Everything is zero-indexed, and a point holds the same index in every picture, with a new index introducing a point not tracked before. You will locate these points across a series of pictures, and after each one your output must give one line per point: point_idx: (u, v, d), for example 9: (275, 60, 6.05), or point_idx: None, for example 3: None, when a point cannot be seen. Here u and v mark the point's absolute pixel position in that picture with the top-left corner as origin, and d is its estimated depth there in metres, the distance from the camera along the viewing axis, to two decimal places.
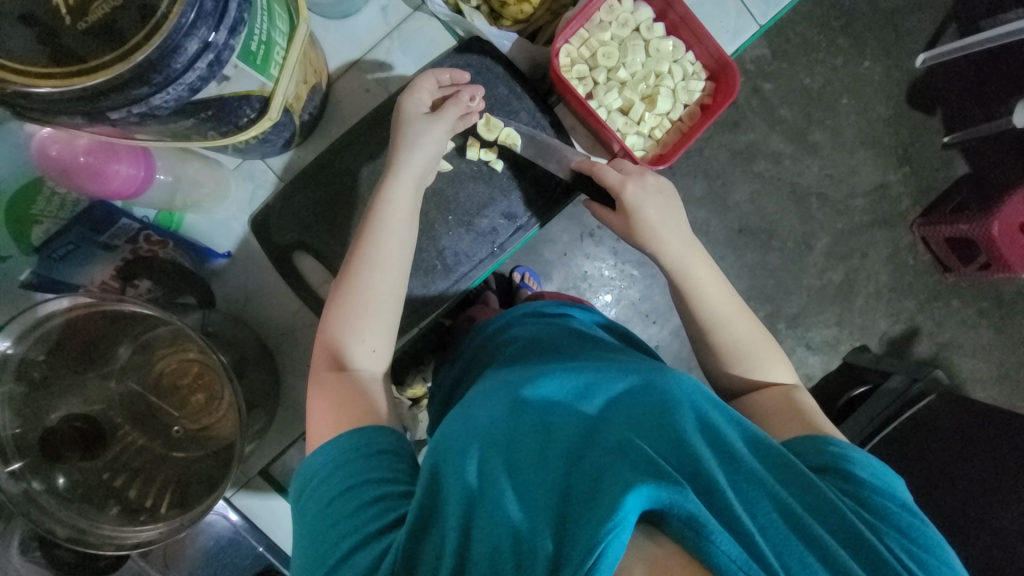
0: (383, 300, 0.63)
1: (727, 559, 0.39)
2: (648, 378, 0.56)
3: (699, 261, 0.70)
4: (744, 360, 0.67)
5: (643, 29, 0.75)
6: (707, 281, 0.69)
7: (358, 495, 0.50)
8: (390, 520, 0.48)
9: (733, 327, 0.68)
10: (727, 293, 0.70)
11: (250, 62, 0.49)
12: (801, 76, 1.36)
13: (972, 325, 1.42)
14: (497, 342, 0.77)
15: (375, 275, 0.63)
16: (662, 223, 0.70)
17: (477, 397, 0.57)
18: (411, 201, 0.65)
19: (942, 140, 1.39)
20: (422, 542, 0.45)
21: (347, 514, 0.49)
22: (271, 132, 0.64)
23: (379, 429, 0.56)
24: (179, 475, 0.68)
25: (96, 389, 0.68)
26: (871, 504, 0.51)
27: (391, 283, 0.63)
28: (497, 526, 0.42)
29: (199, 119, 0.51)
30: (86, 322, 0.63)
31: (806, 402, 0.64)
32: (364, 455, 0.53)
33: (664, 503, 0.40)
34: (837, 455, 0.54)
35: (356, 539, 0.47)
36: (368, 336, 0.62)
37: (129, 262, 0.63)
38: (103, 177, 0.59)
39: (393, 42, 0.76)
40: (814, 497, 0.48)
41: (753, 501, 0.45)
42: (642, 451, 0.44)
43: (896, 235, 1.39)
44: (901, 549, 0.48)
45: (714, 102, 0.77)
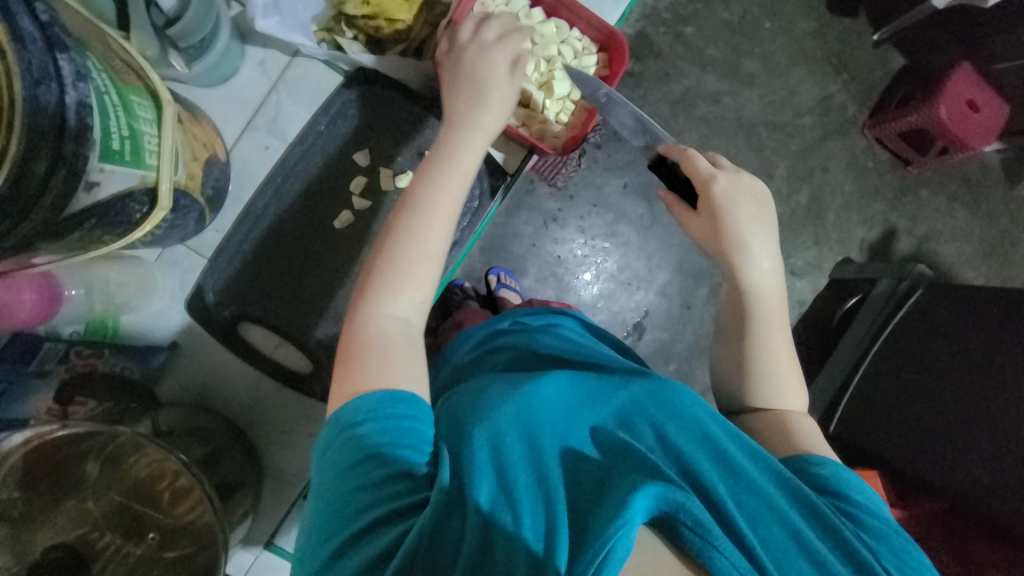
0: (432, 245, 0.57)
1: (730, 566, 0.40)
2: (651, 385, 0.56)
3: (775, 291, 0.66)
4: (765, 385, 0.65)
5: (522, 17, 0.74)
6: (773, 314, 0.65)
7: (384, 463, 0.47)
8: (413, 502, 0.45)
9: (773, 352, 0.65)
10: (782, 329, 0.66)
11: (117, 160, 0.49)
12: (720, 11, 1.35)
13: (946, 211, 1.42)
14: (484, 350, 0.76)
15: (429, 233, 0.57)
16: (755, 239, 0.65)
17: (493, 387, 0.57)
18: (470, 159, 0.60)
19: (873, 39, 1.38)
20: (440, 534, 0.42)
21: (371, 480, 0.47)
22: (176, 216, 0.63)
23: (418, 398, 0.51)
24: (179, 574, 0.64)
25: (66, 519, 0.64)
26: (865, 525, 0.50)
27: (445, 238, 0.59)
28: (518, 519, 0.42)
29: (84, 230, 0.50)
30: (49, 447, 0.64)
31: (812, 429, 0.62)
32: (400, 417, 0.49)
33: (670, 509, 0.41)
34: (828, 479, 0.54)
35: (375, 513, 0.45)
36: (416, 287, 0.57)
37: (67, 383, 0.63)
38: (10, 310, 0.57)
39: (279, 94, 0.75)
40: (813, 504, 0.48)
41: (754, 512, 0.46)
42: (646, 459, 0.46)
43: (851, 143, 1.39)
44: (892, 565, 0.48)
45: (610, 73, 0.76)
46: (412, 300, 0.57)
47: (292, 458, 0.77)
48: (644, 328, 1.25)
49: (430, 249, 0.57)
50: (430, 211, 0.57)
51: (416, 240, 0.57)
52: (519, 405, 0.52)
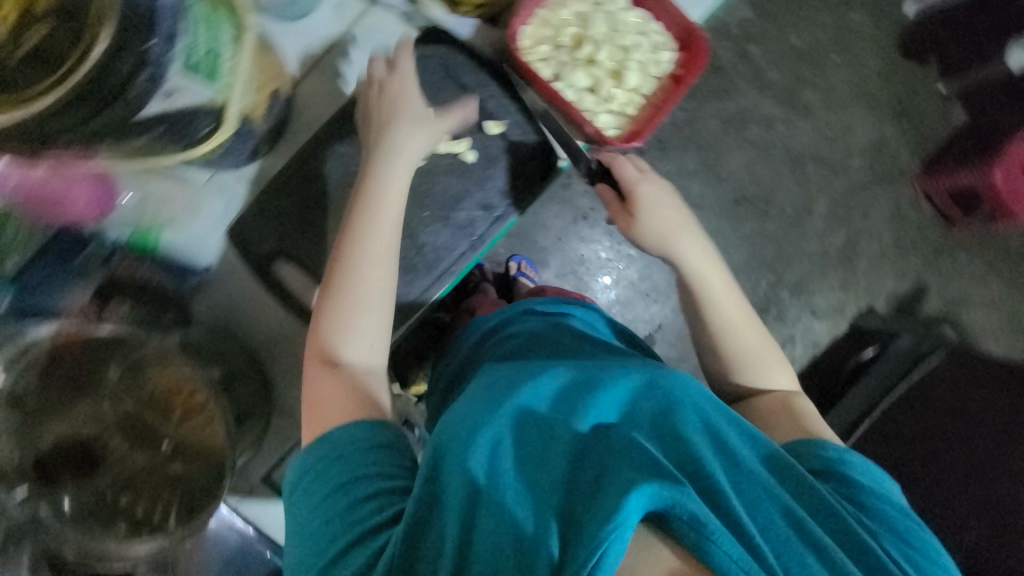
0: (379, 287, 0.64)
1: (727, 559, 0.41)
2: (651, 375, 0.55)
3: (715, 269, 0.71)
4: (744, 366, 0.68)
5: (605, 4, 0.74)
6: (725, 292, 0.70)
7: (353, 491, 0.52)
8: (387, 516, 0.49)
9: (743, 334, 0.69)
10: (744, 309, 0.70)
11: (195, 74, 0.51)
12: (788, 36, 1.32)
13: (981, 279, 1.39)
14: (495, 339, 0.76)
15: (368, 277, 0.64)
16: (668, 221, 0.71)
17: (484, 383, 0.57)
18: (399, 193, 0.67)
19: (938, 90, 1.35)
20: (419, 540, 0.46)
21: (347, 506, 0.51)
22: (234, 143, 0.64)
23: (374, 424, 0.57)
24: (177, 491, 0.66)
25: (87, 412, 0.67)
26: (868, 507, 0.52)
27: (388, 277, 0.65)
28: (504, 520, 0.44)
29: (151, 137, 0.50)
30: (74, 344, 0.64)
31: (807, 408, 0.65)
32: (362, 449, 0.55)
33: (666, 504, 0.42)
34: (833, 459, 0.56)
35: (351, 536, 0.49)
36: (367, 331, 0.63)
37: (106, 284, 0.65)
38: (69, 203, 0.61)
39: (352, 39, 0.75)
40: (816, 502, 0.49)
41: (754, 501, 0.46)
42: (644, 452, 0.46)
43: (897, 192, 1.36)
44: (897, 550, 0.49)
45: (685, 73, 0.74)
46: (367, 341, 0.63)
47: (301, 400, 0.77)
48: (656, 340, 1.24)
49: (372, 292, 0.64)
50: (367, 257, 0.64)
51: (354, 288, 0.63)
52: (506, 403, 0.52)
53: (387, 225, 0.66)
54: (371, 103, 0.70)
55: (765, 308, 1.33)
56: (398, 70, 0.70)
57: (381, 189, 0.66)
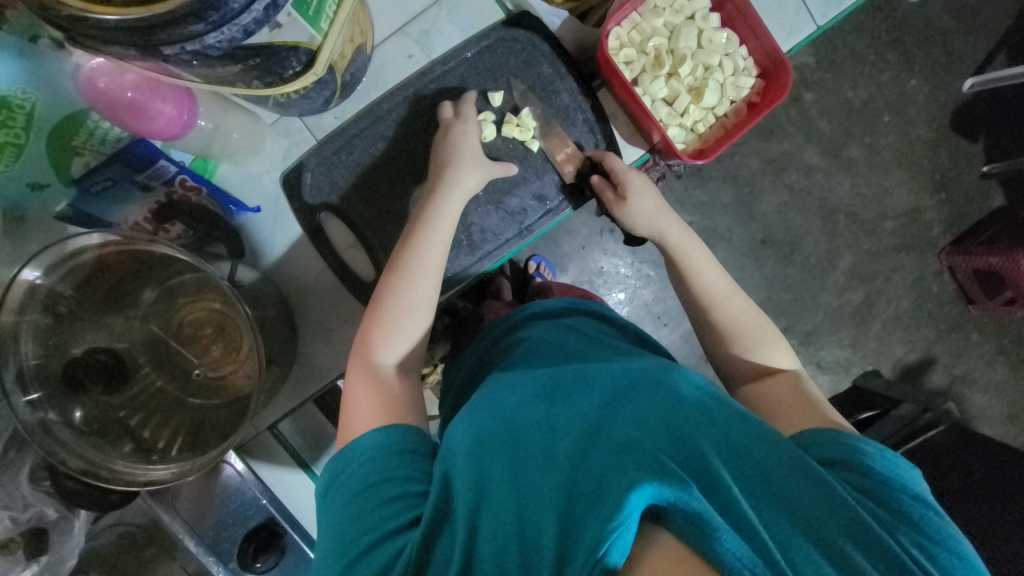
0: (421, 299, 0.66)
1: (734, 557, 0.39)
2: (653, 375, 0.56)
3: (687, 239, 0.73)
4: (739, 339, 0.68)
5: (698, 18, 0.74)
6: (705, 262, 0.72)
7: (378, 493, 0.52)
8: (407, 519, 0.49)
9: (731, 306, 0.69)
10: (723, 276, 0.71)
11: (302, 12, 0.49)
12: (845, 89, 1.32)
13: (988, 361, 1.39)
14: (509, 338, 0.76)
15: (415, 285, 0.65)
16: (649, 200, 0.73)
17: (491, 396, 0.59)
18: (452, 214, 0.68)
19: (981, 169, 1.35)
20: (435, 542, 0.47)
21: (372, 507, 0.51)
22: (314, 88, 0.63)
23: (404, 429, 0.58)
24: (193, 421, 0.68)
25: (121, 327, 0.68)
26: (882, 499, 0.49)
27: (431, 293, 0.67)
28: (504, 526, 0.45)
29: (246, 66, 0.51)
30: (117, 261, 0.63)
31: (814, 392, 0.63)
32: (388, 453, 0.55)
33: (667, 502, 0.41)
34: (848, 449, 0.53)
35: (374, 537, 0.49)
36: (406, 334, 0.65)
37: (163, 205, 0.64)
38: (148, 113, 0.60)
39: (440, 10, 0.75)
40: (829, 499, 0.46)
41: (757, 501, 0.45)
42: (646, 450, 0.46)
43: (923, 262, 1.36)
44: (913, 545, 0.46)
45: (761, 101, 0.75)
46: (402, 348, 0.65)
47: (321, 355, 0.77)
48: None
49: (414, 299, 0.65)
50: (416, 267, 0.66)
51: (400, 296, 0.65)
52: (505, 416, 0.54)
53: (438, 243, 0.67)
54: (440, 133, 0.72)
55: None
56: (467, 108, 0.72)
57: (435, 208, 0.68)
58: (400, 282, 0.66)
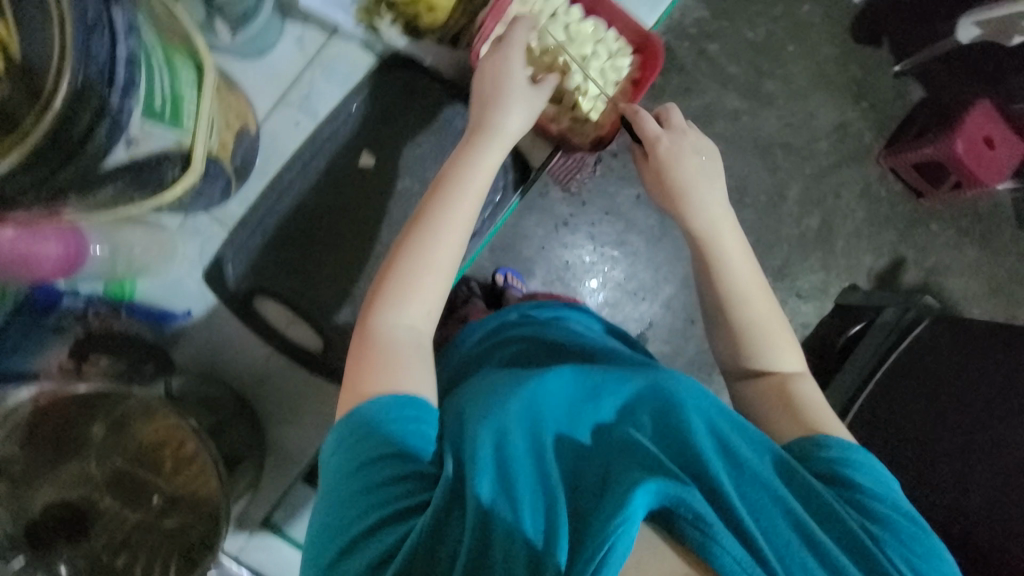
0: (448, 251, 0.59)
1: (730, 560, 0.40)
2: (655, 375, 0.57)
3: (733, 236, 0.69)
4: (756, 340, 0.67)
5: (560, 14, 0.76)
6: (742, 265, 0.69)
7: (386, 468, 0.49)
8: (414, 503, 0.47)
9: (755, 305, 0.68)
10: (757, 280, 0.69)
11: (156, 120, 0.50)
12: (744, 31, 1.36)
13: (955, 246, 1.42)
14: (490, 342, 0.75)
15: (443, 240, 0.59)
16: (706, 194, 0.69)
17: (496, 385, 0.56)
18: (488, 164, 0.62)
19: (893, 70, 1.39)
20: (438, 541, 0.44)
21: (377, 482, 0.48)
22: (204, 184, 0.63)
23: (415, 398, 0.53)
24: (178, 545, 0.64)
25: (77, 472, 0.64)
26: (871, 512, 0.51)
27: (457, 248, 0.60)
28: (514, 520, 0.43)
29: (120, 185, 0.50)
30: (55, 406, 0.63)
31: (810, 396, 0.64)
32: (399, 421, 0.51)
33: (670, 501, 0.42)
34: (836, 461, 0.55)
35: (377, 517, 0.46)
36: (426, 296, 0.59)
37: (81, 340, 0.65)
38: (33, 263, 0.55)
39: (314, 71, 0.75)
40: (815, 502, 0.49)
41: (756, 504, 0.46)
42: (648, 451, 0.46)
43: (865, 170, 1.39)
44: (903, 560, 0.48)
45: (643, 76, 0.78)
46: (420, 311, 0.59)
47: (291, 437, 0.76)
48: (647, 338, 1.25)
49: (442, 258, 0.59)
50: (448, 220, 0.59)
51: (430, 249, 0.59)
52: (521, 401, 0.51)
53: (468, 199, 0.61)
54: (482, 59, 0.68)
55: None
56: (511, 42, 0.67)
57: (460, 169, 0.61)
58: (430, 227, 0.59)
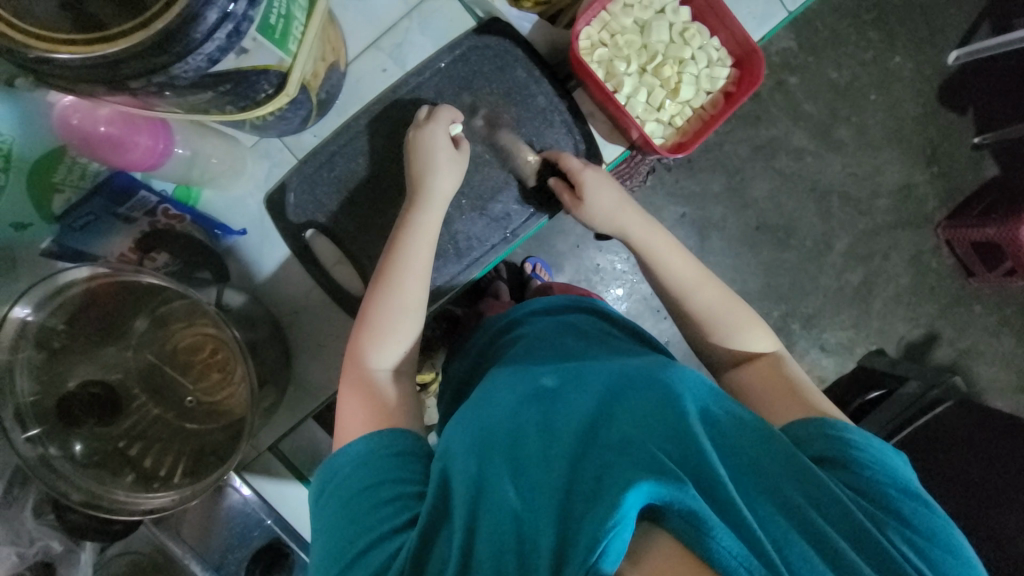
0: (409, 299, 0.65)
1: (728, 555, 0.39)
2: (649, 371, 0.56)
3: (664, 240, 0.71)
4: (716, 332, 0.67)
5: (668, 11, 0.74)
6: (673, 252, 0.70)
7: (373, 495, 0.52)
8: (404, 519, 0.49)
9: (700, 297, 0.68)
10: (698, 269, 0.69)
11: (269, 37, 0.50)
12: (829, 70, 1.32)
13: (993, 333, 1.38)
14: (504, 340, 0.76)
15: (405, 288, 0.65)
16: (628, 215, 0.72)
17: (488, 395, 0.58)
18: (437, 214, 0.69)
19: (972, 141, 1.34)
20: (431, 544, 0.47)
21: (368, 511, 0.51)
22: (288, 109, 0.64)
23: (395, 433, 0.57)
24: (194, 446, 0.68)
25: (114, 358, 0.69)
26: (871, 495, 0.49)
27: (419, 294, 0.66)
28: (501, 526, 0.44)
29: (217, 93, 0.51)
30: (105, 292, 0.64)
31: (795, 375, 0.63)
32: (381, 455, 0.55)
33: (664, 500, 0.41)
34: (846, 445, 0.52)
35: (370, 539, 0.49)
36: (399, 339, 0.65)
37: (147, 234, 0.65)
38: (122, 148, 0.60)
39: (411, 21, 0.75)
40: (816, 491, 0.46)
41: (751, 496, 0.45)
42: (643, 449, 0.45)
43: (921, 238, 1.35)
44: (902, 541, 0.46)
45: (737, 90, 0.75)
46: (391, 352, 0.64)
47: (315, 372, 0.77)
48: None
49: (409, 304, 0.65)
50: (406, 273, 0.65)
51: (393, 302, 0.64)
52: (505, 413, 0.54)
53: (426, 246, 0.68)
54: (410, 130, 0.71)
55: None
56: (438, 114, 0.71)
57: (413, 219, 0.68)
58: (391, 282, 0.65)
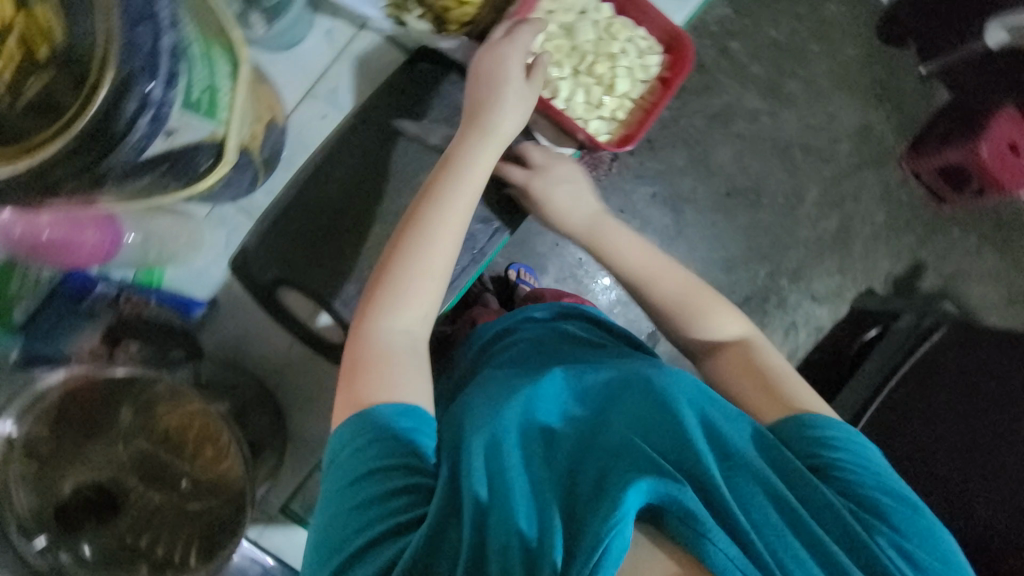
0: (441, 257, 0.60)
1: (723, 556, 0.40)
2: (645, 372, 0.55)
3: (622, 232, 0.72)
4: (679, 318, 0.68)
5: (591, 11, 0.75)
6: (624, 240, 0.71)
7: (373, 488, 0.50)
8: (406, 520, 0.48)
9: (664, 285, 0.68)
10: (659, 258, 0.70)
11: (195, 111, 0.50)
12: (767, 30, 1.34)
13: (975, 253, 1.40)
14: (498, 347, 0.75)
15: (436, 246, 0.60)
16: (574, 206, 0.74)
17: (489, 396, 0.57)
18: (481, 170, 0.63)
19: (918, 72, 1.36)
20: (437, 545, 0.45)
21: (369, 500, 0.49)
22: (234, 174, 0.64)
23: (405, 407, 0.54)
24: (202, 527, 0.66)
25: (105, 454, 0.67)
26: (863, 499, 0.50)
27: (449, 255, 0.61)
28: (509, 523, 0.44)
29: (157, 175, 0.51)
30: (87, 390, 0.64)
31: (772, 363, 0.63)
32: (391, 435, 0.52)
33: (661, 498, 0.43)
34: (820, 441, 0.53)
35: (371, 536, 0.48)
36: (419, 303, 0.60)
37: (115, 326, 0.66)
38: (71, 249, 0.59)
39: (342, 65, 0.76)
40: (808, 491, 0.48)
41: (745, 496, 0.45)
42: (641, 450, 0.46)
43: (887, 174, 1.37)
44: (891, 545, 0.47)
45: (672, 75, 0.76)
46: (415, 316, 0.60)
47: (311, 425, 0.78)
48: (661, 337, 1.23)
49: (435, 266, 0.60)
50: (440, 223, 0.60)
51: (424, 254, 0.60)
52: (512, 409, 0.52)
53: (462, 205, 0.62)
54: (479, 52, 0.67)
55: (765, 298, 1.33)
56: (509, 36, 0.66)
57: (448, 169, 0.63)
58: (422, 235, 0.60)
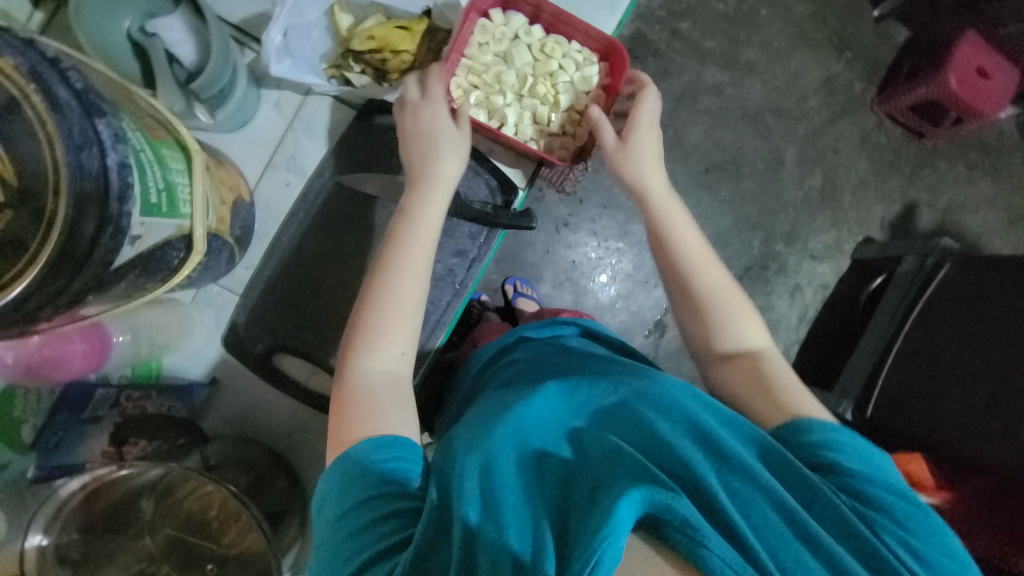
0: (409, 293, 0.61)
1: (719, 562, 0.40)
2: (639, 386, 0.56)
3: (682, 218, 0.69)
4: (714, 312, 0.66)
5: (522, 35, 0.77)
6: (683, 224, 0.69)
7: (363, 513, 0.48)
8: (394, 542, 0.46)
9: (711, 274, 0.67)
10: (706, 252, 0.68)
11: (157, 213, 0.52)
12: (714, 4, 1.35)
13: (966, 182, 1.38)
14: (496, 368, 0.75)
15: (403, 282, 0.60)
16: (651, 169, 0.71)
17: (484, 416, 0.57)
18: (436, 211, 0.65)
19: (872, 16, 1.36)
20: (427, 564, 0.43)
21: (360, 527, 0.47)
22: (210, 259, 0.66)
23: (394, 438, 0.53)
24: None
25: (131, 552, 0.66)
26: (866, 497, 0.50)
27: (418, 289, 0.61)
28: (504, 536, 0.43)
29: (132, 278, 0.52)
30: (111, 488, 0.65)
31: (779, 372, 0.63)
32: (381, 459, 0.51)
33: (654, 508, 0.42)
34: (819, 444, 0.53)
35: (365, 560, 0.46)
36: (396, 340, 0.60)
37: (120, 425, 0.67)
38: (64, 361, 0.64)
39: (296, 131, 0.79)
40: (806, 489, 0.48)
41: (745, 500, 0.46)
42: (633, 461, 0.47)
43: (861, 121, 1.37)
44: (897, 543, 0.47)
45: (613, 81, 0.78)
46: (392, 355, 0.59)
47: None
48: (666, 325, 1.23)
49: (405, 302, 0.60)
50: (404, 265, 0.61)
51: (391, 292, 0.60)
52: (507, 427, 0.53)
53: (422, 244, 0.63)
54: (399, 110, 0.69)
55: (764, 266, 1.33)
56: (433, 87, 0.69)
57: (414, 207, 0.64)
58: (386, 274, 0.61)
